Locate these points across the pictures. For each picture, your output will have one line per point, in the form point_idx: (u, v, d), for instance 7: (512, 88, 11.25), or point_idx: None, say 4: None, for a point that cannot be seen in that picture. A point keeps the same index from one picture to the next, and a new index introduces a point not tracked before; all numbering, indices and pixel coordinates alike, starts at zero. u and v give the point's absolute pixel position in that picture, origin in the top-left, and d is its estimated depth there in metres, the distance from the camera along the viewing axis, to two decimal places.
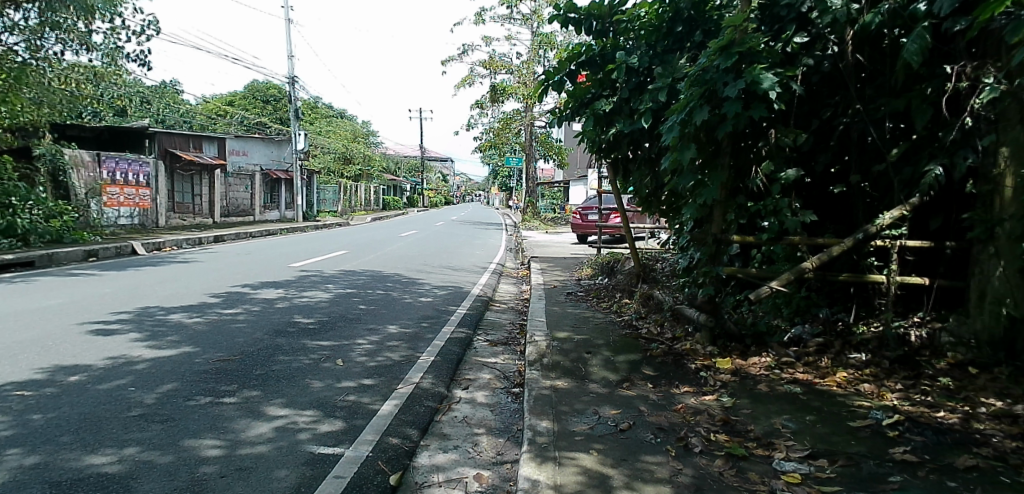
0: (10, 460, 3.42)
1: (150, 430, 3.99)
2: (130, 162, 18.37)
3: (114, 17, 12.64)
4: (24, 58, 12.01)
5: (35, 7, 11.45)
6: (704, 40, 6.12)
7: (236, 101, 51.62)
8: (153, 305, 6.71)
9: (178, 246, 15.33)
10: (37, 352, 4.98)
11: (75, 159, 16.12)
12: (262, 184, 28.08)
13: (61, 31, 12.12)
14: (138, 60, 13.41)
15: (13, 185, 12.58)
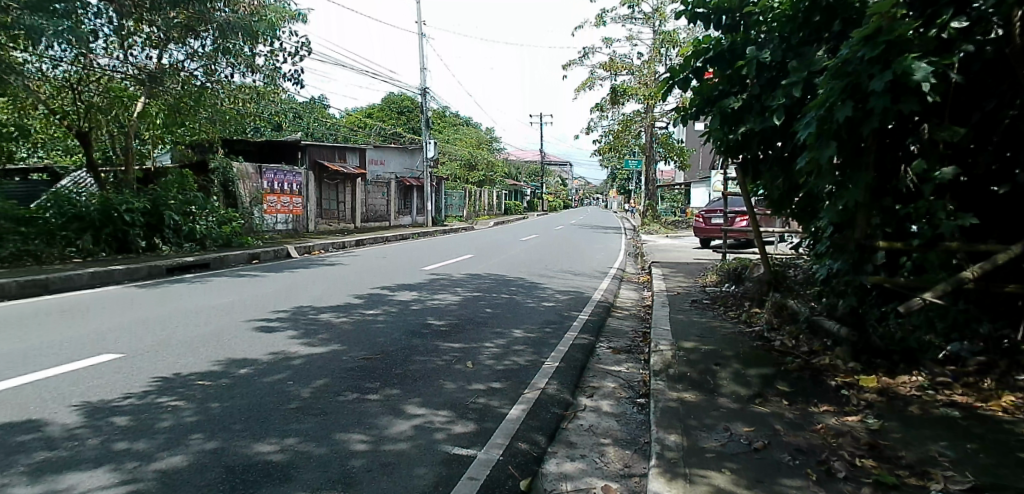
0: (196, 443, 3.82)
1: (306, 422, 4.31)
2: (286, 173, 19.81)
3: (276, 41, 13.64)
4: (202, 82, 13.12)
5: (211, 35, 12.52)
6: (845, 30, 5.42)
7: (374, 113, 55.35)
8: (307, 305, 7.28)
9: (325, 250, 16.58)
10: (215, 345, 5.54)
11: (242, 171, 17.77)
12: (397, 191, 29.07)
13: (232, 56, 13.09)
14: (294, 79, 14.49)
15: (194, 195, 14.15)
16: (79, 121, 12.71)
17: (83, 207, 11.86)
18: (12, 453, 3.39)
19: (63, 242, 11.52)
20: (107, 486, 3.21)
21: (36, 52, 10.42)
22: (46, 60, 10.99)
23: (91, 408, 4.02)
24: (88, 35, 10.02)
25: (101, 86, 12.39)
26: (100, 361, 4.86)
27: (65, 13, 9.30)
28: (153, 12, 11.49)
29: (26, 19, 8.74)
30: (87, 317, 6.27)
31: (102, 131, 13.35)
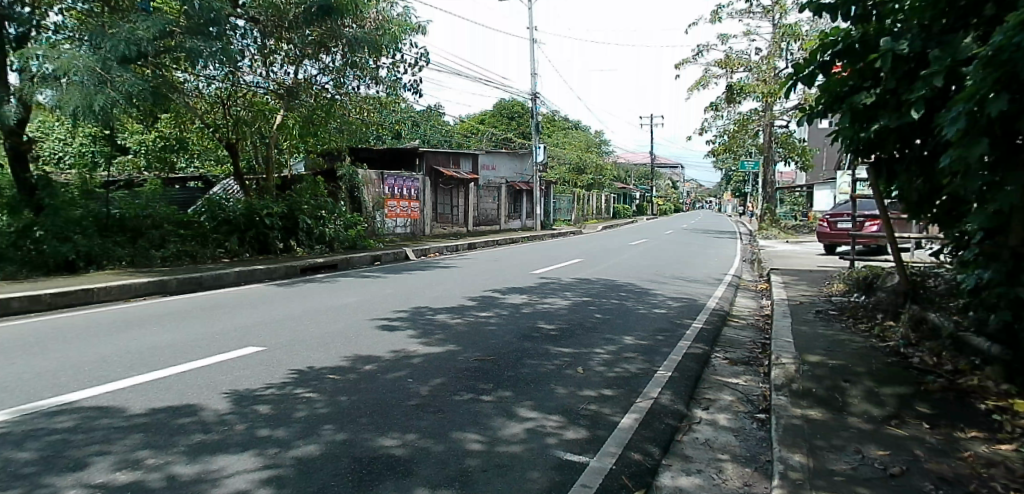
0: (327, 433, 4.06)
1: (425, 419, 4.45)
2: (405, 179, 20.43)
3: (398, 53, 14.29)
4: (332, 94, 13.97)
5: (341, 51, 13.34)
6: (999, 14, 4.55)
7: (487, 119, 56.86)
8: (424, 306, 7.56)
9: (440, 253, 17.21)
10: (342, 342, 5.87)
11: (366, 177, 18.34)
12: (507, 195, 29.27)
13: (358, 69, 13.94)
14: (414, 89, 15.15)
15: (324, 200, 15.08)
16: (228, 134, 13.98)
17: (232, 211, 13.05)
18: (175, 433, 3.76)
19: (215, 244, 12.68)
20: (251, 469, 3.47)
21: (196, 72, 11.61)
22: (203, 79, 12.21)
23: (238, 396, 4.38)
24: (237, 55, 11.04)
25: (246, 101, 13.62)
26: (244, 353, 5.30)
27: (219, 35, 10.24)
28: (291, 31, 12.40)
29: (188, 43, 9.80)
30: (232, 312, 6.87)
31: (246, 141, 14.40)
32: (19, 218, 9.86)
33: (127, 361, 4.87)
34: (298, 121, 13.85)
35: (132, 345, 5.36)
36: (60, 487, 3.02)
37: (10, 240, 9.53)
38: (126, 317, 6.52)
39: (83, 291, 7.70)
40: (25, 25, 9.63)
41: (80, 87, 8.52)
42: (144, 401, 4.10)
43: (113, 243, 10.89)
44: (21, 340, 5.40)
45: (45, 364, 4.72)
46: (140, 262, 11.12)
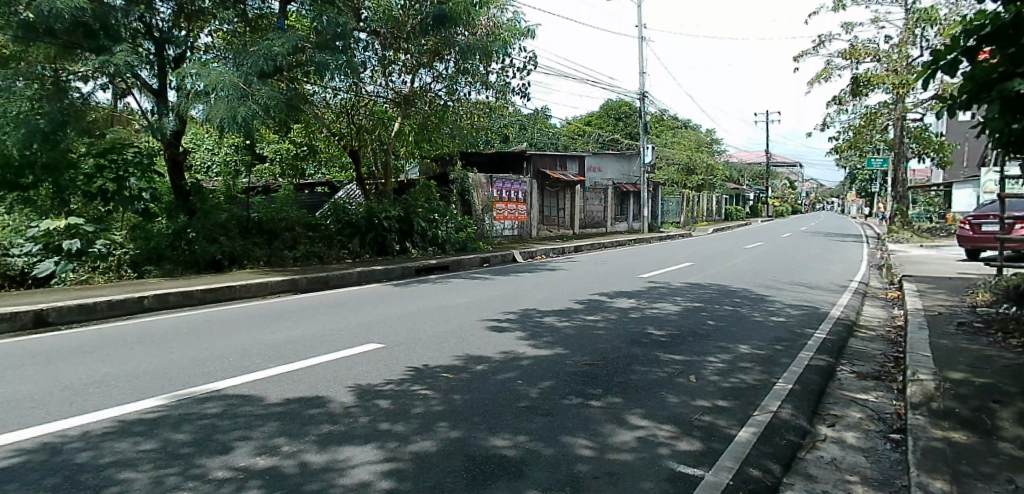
0: (442, 431, 4.16)
1: (535, 422, 4.45)
2: (512, 182, 20.47)
3: (508, 58, 14.45)
4: (445, 101, 14.26)
5: (454, 58, 13.65)
6: None
7: (593, 119, 56.45)
8: (532, 308, 7.62)
9: (546, 255, 17.33)
10: (455, 342, 6.02)
11: (477, 181, 18.59)
12: (613, 198, 28.48)
13: (470, 75, 14.16)
14: (523, 92, 15.29)
15: (437, 203, 15.41)
16: (351, 141, 14.42)
17: (354, 214, 13.61)
18: (306, 423, 4.00)
19: (339, 245, 13.31)
20: (374, 461, 3.61)
21: (324, 84, 12.36)
22: (330, 90, 12.91)
23: (361, 390, 4.60)
24: (360, 66, 11.65)
25: (368, 110, 13.86)
26: (365, 349, 5.57)
27: (344, 48, 10.82)
28: (408, 41, 12.97)
29: (319, 57, 10.47)
30: (352, 310, 7.27)
31: (367, 148, 14.82)
32: (175, 221, 11.15)
33: (264, 354, 5.27)
34: (414, 127, 14.29)
35: (268, 338, 5.79)
36: (210, 468, 3.29)
37: (169, 240, 10.63)
38: (262, 313, 7.08)
39: (227, 288, 8.42)
40: (182, 47, 10.61)
41: (226, 100, 9.23)
42: (279, 391, 4.40)
43: (252, 244, 11.81)
44: (177, 331, 6.00)
45: (197, 354, 5.21)
46: (274, 262, 11.86)
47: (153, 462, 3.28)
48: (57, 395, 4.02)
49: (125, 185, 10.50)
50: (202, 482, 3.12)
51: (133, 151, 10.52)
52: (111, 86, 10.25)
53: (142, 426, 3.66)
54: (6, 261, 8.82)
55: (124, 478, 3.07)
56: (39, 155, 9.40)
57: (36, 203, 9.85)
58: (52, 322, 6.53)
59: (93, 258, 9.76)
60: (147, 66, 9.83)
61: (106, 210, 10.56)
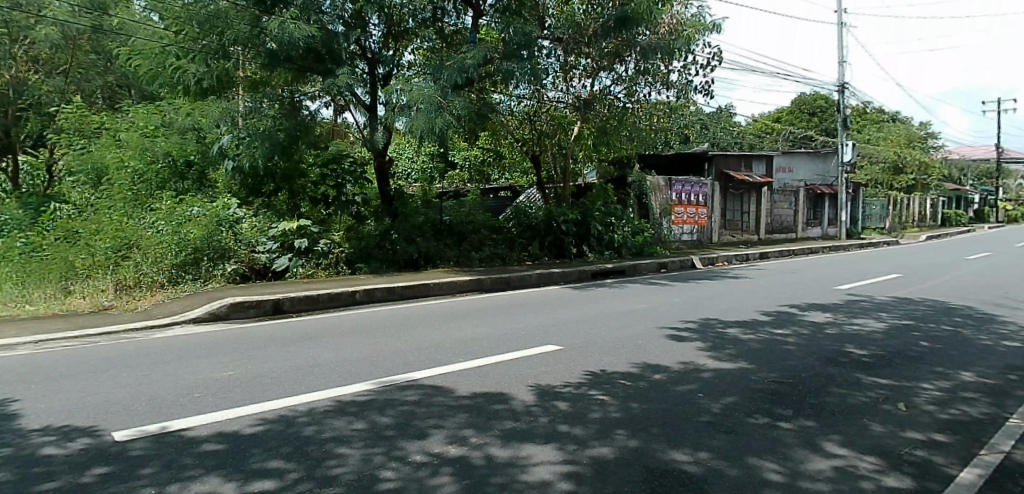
0: (619, 439, 4.07)
1: (717, 439, 4.16)
2: (693, 185, 19.46)
3: (691, 55, 13.88)
4: (623, 103, 14.07)
5: (634, 59, 13.43)
6: None
7: (783, 116, 52.15)
8: (713, 317, 7.27)
9: (728, 261, 16.35)
10: (632, 349, 5.93)
11: (655, 184, 17.97)
12: (806, 200, 25.58)
13: (651, 75, 13.81)
14: (706, 90, 14.62)
15: (614, 207, 15.22)
16: (534, 147, 14.69)
17: (534, 217, 13.75)
18: (490, 417, 4.17)
19: (519, 248, 13.50)
20: (554, 462, 3.63)
21: (510, 92, 12.77)
22: (515, 98, 13.20)
23: (541, 391, 4.70)
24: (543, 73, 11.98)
25: (548, 116, 14.21)
26: (544, 350, 5.70)
27: (528, 56, 11.22)
28: (590, 45, 13.04)
29: (505, 65, 10.90)
30: (531, 311, 7.50)
31: (548, 153, 14.99)
32: (381, 223, 11.99)
33: (453, 349, 5.63)
34: (593, 131, 14.26)
35: (456, 335, 6.19)
36: (408, 452, 3.56)
37: (376, 240, 11.50)
38: (450, 310, 7.58)
39: (423, 286, 9.10)
40: (390, 65, 11.56)
41: (425, 113, 9.88)
42: (468, 385, 4.67)
43: (445, 244, 12.20)
44: (380, 324, 6.66)
45: (397, 345, 5.72)
46: (462, 263, 12.25)
47: (363, 441, 3.63)
48: (289, 374, 4.65)
49: (342, 191, 12.14)
50: (402, 464, 3.39)
51: (349, 161, 12.09)
52: (332, 103, 11.64)
53: (354, 407, 4.09)
54: (253, 257, 10.22)
55: (340, 453, 3.44)
56: (277, 169, 11.38)
57: (276, 208, 11.73)
58: (286, 311, 7.60)
59: (317, 255, 10.72)
60: (361, 85, 10.96)
61: (327, 214, 12.09)
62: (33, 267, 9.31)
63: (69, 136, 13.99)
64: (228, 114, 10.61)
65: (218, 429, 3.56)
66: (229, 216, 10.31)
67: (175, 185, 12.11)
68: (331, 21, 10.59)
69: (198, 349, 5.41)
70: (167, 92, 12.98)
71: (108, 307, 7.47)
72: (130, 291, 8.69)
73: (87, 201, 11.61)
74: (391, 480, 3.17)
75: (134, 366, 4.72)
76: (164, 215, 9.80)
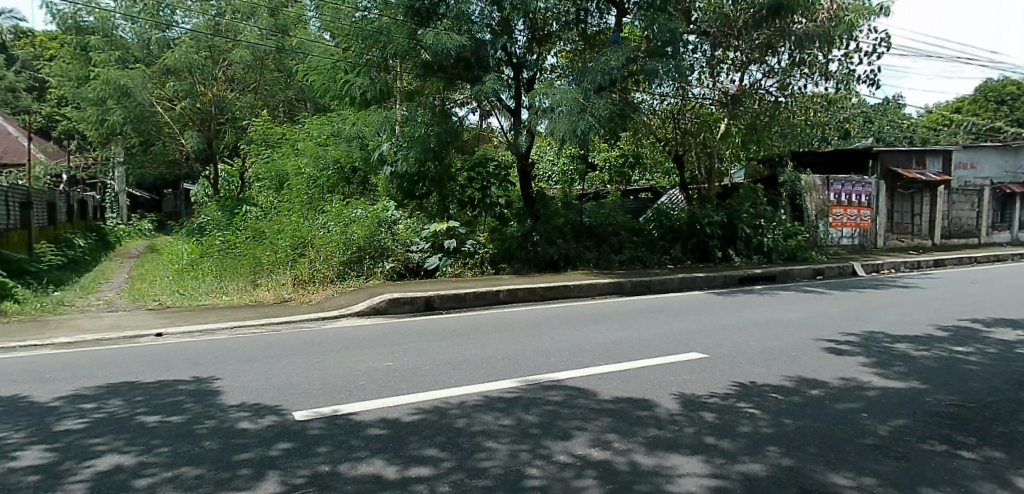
0: (770, 456, 3.66)
1: (886, 465, 3.60)
2: (854, 184, 18.04)
3: (854, 41, 12.75)
4: (776, 97, 13.21)
5: (789, 49, 12.57)
6: None
7: (963, 105, 46.02)
8: (878, 331, 6.61)
9: (896, 269, 14.75)
10: (784, 361, 5.54)
11: (809, 183, 16.77)
12: (993, 201, 22.46)
13: (807, 66, 12.90)
14: (871, 80, 13.34)
15: (764, 208, 14.37)
16: (677, 147, 14.27)
17: (676, 220, 13.31)
18: (633, 424, 4.03)
19: (661, 250, 13.03)
20: (699, 474, 3.36)
21: (652, 90, 12.43)
22: (658, 96, 12.81)
23: (687, 399, 4.52)
24: (688, 69, 11.61)
25: (694, 113, 13.71)
26: (689, 358, 5.51)
27: (673, 53, 10.95)
28: (740, 38, 12.45)
29: (649, 64, 10.75)
30: (674, 317, 7.27)
31: (691, 152, 14.46)
32: (523, 224, 12.25)
33: (595, 351, 5.61)
34: (741, 128, 13.49)
35: (598, 337, 6.16)
36: (552, 451, 3.54)
37: (518, 241, 11.69)
38: (590, 313, 7.56)
39: (564, 287, 9.14)
40: (534, 69, 11.78)
41: (567, 116, 9.98)
42: (611, 389, 4.60)
43: (585, 247, 12.18)
44: (522, 323, 6.79)
45: (540, 345, 5.81)
46: (602, 265, 12.03)
47: (509, 437, 3.69)
48: (442, 367, 4.88)
49: (486, 194, 12.45)
50: (548, 462, 3.38)
51: (494, 165, 12.46)
52: (479, 109, 12.10)
53: (502, 403, 4.19)
54: (408, 255, 10.63)
55: (488, 447, 3.52)
56: (429, 171, 11.85)
57: (428, 211, 12.27)
58: (436, 308, 8.00)
59: (464, 255, 11.10)
60: (506, 89, 11.25)
61: (473, 215, 12.44)
62: (230, 264, 10.72)
63: (258, 147, 16.00)
64: (387, 123, 11.42)
65: (381, 415, 3.81)
66: (388, 218, 10.87)
67: (342, 189, 13.12)
68: (479, 30, 11.04)
69: (359, 341, 5.85)
70: (337, 104, 14.28)
71: (287, 299, 8.31)
72: (304, 286, 9.59)
73: (271, 205, 13.06)
74: (536, 478, 3.16)
75: (310, 353, 5.22)
76: (333, 217, 10.71)
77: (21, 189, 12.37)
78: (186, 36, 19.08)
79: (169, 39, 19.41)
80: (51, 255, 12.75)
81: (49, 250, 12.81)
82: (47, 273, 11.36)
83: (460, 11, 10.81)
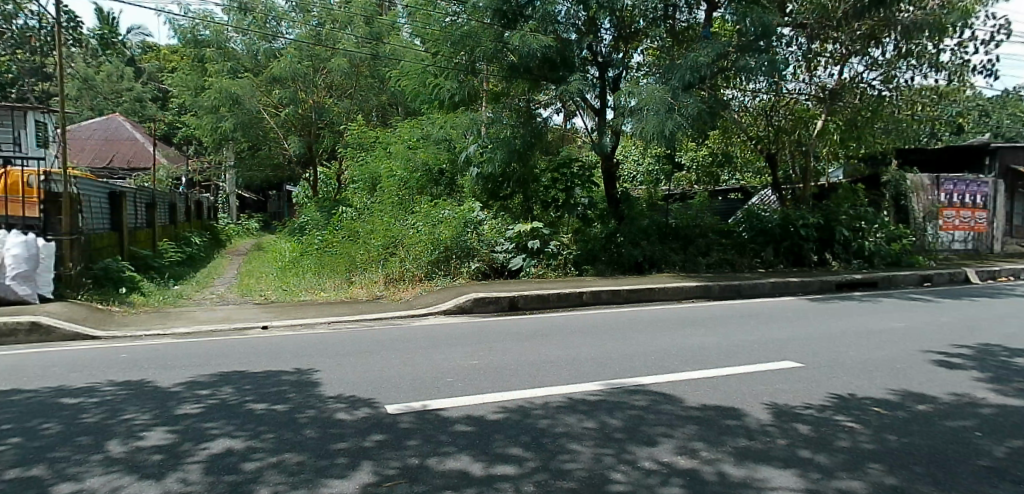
0: (872, 473, 3.39)
1: (1006, 489, 3.24)
2: (968, 184, 16.57)
3: (969, 29, 11.81)
4: (880, 91, 12.42)
5: (894, 39, 11.79)
6: None
7: None
8: (997, 344, 6.04)
9: (1017, 277, 13.45)
10: (887, 373, 5.18)
11: (916, 183, 15.61)
12: None
13: (914, 57, 12.06)
14: (989, 70, 12.30)
15: (864, 210, 13.53)
16: (770, 145, 13.64)
17: (768, 221, 12.74)
18: (722, 433, 3.87)
19: (751, 254, 12.52)
20: (793, 487, 3.16)
21: (743, 87, 11.94)
22: (750, 93, 12.33)
23: (780, 410, 4.31)
24: (784, 63, 11.13)
25: (789, 109, 13.08)
26: (782, 367, 5.26)
27: (767, 48, 10.54)
28: (840, 29, 11.80)
29: (742, 60, 10.42)
30: (764, 324, 6.97)
31: (785, 152, 13.80)
32: (607, 225, 12.13)
33: (681, 357, 5.47)
34: (840, 125, 12.76)
35: (684, 342, 6.02)
36: (637, 457, 3.45)
37: (602, 243, 11.66)
38: (676, 317, 7.39)
39: (648, 290, 8.97)
40: (620, 67, 11.67)
41: (654, 115, 9.79)
42: (698, 396, 4.48)
43: (670, 249, 11.91)
44: (605, 326, 6.74)
45: (624, 349, 5.74)
46: (689, 268, 11.70)
47: (592, 440, 3.64)
48: (526, 368, 4.92)
49: (570, 195, 12.30)
50: (632, 468, 3.29)
51: (578, 165, 12.34)
52: (563, 109, 12.11)
53: (585, 405, 4.17)
54: (493, 255, 10.82)
55: (571, 449, 3.49)
56: (514, 172, 11.93)
57: (512, 212, 12.28)
58: (520, 308, 8.08)
59: (547, 256, 11.16)
60: (591, 89, 11.20)
61: (556, 216, 12.37)
62: (327, 262, 11.33)
63: (353, 150, 16.78)
64: (474, 124, 11.64)
65: (467, 412, 3.89)
66: (474, 218, 11.08)
67: (430, 190, 13.50)
68: (565, 30, 11.08)
69: (446, 340, 6.00)
70: (427, 108, 14.77)
71: (379, 296, 8.65)
72: (395, 284, 9.96)
73: (365, 205, 13.70)
74: (621, 483, 3.08)
75: (401, 349, 5.41)
76: (422, 217, 11.04)
77: (148, 191, 13.61)
78: (290, 46, 20.39)
79: (275, 49, 20.79)
80: (172, 252, 13.94)
81: (170, 248, 14.02)
82: (169, 268, 12.43)
83: (546, 12, 10.90)
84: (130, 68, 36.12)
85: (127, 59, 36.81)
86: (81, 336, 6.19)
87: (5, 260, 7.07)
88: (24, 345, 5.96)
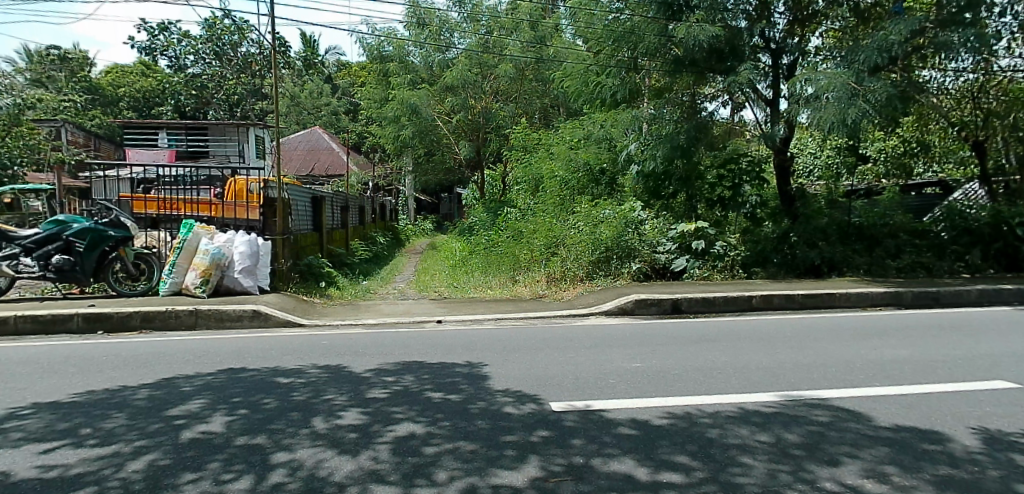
0: None
1: None
2: None
3: None
4: None
5: None
6: None
7: None
8: None
9: None
10: None
11: None
12: None
13: None
14: None
15: None
16: (977, 132, 11.85)
17: (975, 219, 11.12)
18: (920, 458, 3.42)
19: (953, 256, 11.01)
20: None
21: (943, 66, 10.52)
22: (951, 73, 10.92)
23: (992, 436, 3.73)
24: (998, 37, 9.66)
25: (1002, 89, 11.50)
26: (992, 387, 4.56)
27: (974, 19, 9.32)
28: None
29: (942, 35, 9.18)
30: (970, 337, 6.08)
31: (996, 139, 11.96)
32: (779, 225, 11.34)
33: (865, 370, 4.96)
34: None
35: (869, 354, 5.45)
36: (817, 476, 3.16)
37: (774, 243, 10.94)
38: (858, 326, 6.71)
39: (827, 295, 8.25)
40: (795, 53, 10.89)
41: (836, 103, 8.97)
42: (888, 415, 4.03)
43: (853, 251, 10.86)
44: (776, 332, 6.32)
45: (801, 360, 5.34)
46: (875, 272, 10.54)
47: (765, 454, 3.41)
48: (692, 373, 4.77)
49: (738, 193, 11.60)
50: (812, 487, 3.01)
51: (747, 160, 11.57)
52: (731, 102, 11.53)
53: (757, 418, 3.93)
54: (655, 256, 10.47)
55: (742, 461, 3.30)
56: (677, 170, 11.41)
57: (675, 210, 11.86)
58: (683, 311, 7.84)
59: (713, 257, 10.59)
60: (762, 79, 10.56)
61: (722, 215, 11.75)
62: (494, 260, 11.86)
63: (518, 152, 17.35)
64: (635, 121, 11.51)
65: (632, 415, 3.86)
66: (636, 218, 10.92)
67: (591, 190, 13.53)
68: (733, 17, 10.55)
69: (608, 340, 6.00)
70: (590, 108, 14.85)
71: (542, 295, 8.85)
72: (557, 283, 10.15)
73: (528, 206, 14.16)
74: None
75: (565, 347, 5.52)
76: (583, 217, 11.15)
77: (342, 196, 15.21)
78: (460, 55, 21.68)
79: (448, 59, 22.21)
80: (360, 249, 15.44)
81: (360, 246, 15.51)
82: (358, 264, 13.74)
83: (715, 1, 10.39)
84: (325, 84, 40.58)
85: (322, 77, 41.48)
86: (293, 323, 7.07)
87: (235, 256, 8.27)
88: (248, 329, 6.95)
